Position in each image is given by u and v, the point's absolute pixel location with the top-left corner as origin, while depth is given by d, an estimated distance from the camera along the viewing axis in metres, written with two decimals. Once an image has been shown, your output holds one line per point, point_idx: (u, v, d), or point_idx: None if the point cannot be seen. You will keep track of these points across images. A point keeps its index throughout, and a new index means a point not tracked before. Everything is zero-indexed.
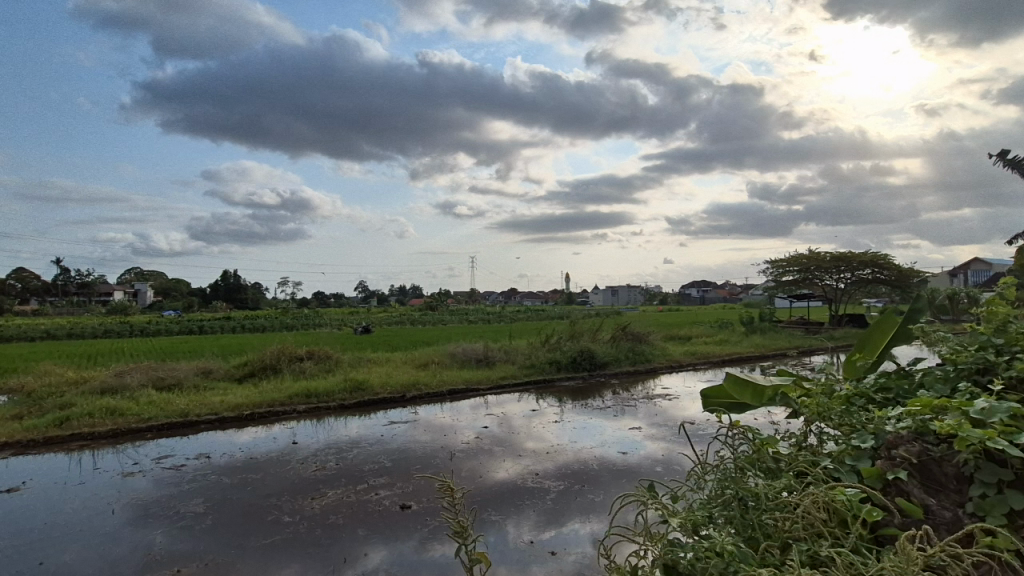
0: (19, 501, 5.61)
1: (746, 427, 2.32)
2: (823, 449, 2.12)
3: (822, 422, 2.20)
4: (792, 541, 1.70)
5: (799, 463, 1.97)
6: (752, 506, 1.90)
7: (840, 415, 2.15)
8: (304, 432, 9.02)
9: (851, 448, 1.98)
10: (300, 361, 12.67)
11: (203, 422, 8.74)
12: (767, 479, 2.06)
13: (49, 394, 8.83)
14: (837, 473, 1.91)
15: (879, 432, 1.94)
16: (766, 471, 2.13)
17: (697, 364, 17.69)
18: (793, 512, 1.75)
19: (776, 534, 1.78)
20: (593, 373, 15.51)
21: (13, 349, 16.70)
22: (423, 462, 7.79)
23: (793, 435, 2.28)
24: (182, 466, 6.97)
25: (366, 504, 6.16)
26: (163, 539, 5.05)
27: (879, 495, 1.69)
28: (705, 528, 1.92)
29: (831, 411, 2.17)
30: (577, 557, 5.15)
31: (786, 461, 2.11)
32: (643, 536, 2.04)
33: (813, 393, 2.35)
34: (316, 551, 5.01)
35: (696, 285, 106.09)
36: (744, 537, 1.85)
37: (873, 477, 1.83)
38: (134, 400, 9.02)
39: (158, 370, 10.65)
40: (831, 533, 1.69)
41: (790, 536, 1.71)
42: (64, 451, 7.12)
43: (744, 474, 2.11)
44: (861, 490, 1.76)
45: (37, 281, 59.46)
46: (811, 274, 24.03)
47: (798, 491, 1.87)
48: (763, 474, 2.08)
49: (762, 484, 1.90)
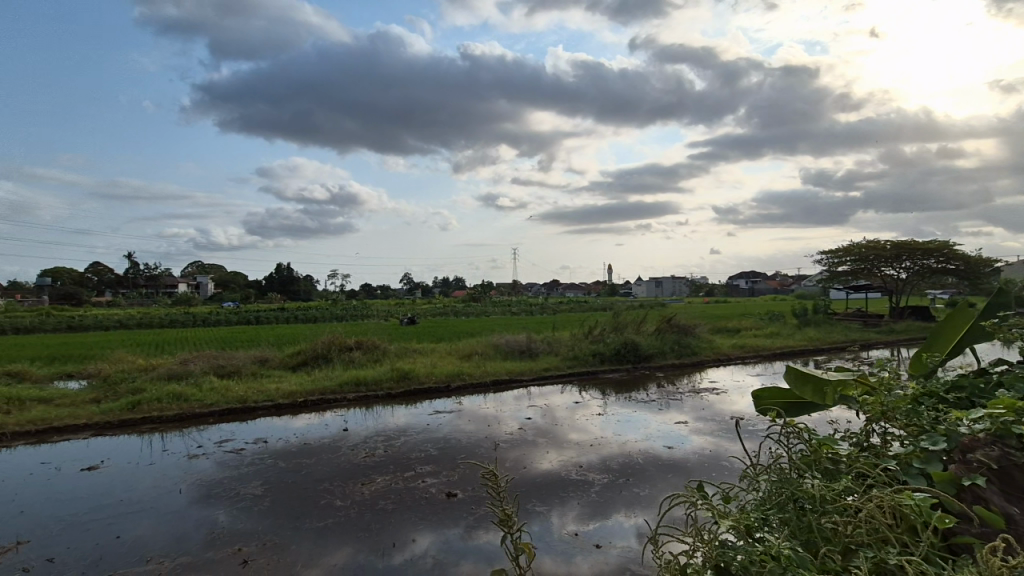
0: (98, 478, 6.04)
1: (803, 426, 2.18)
2: (888, 451, 1.98)
3: (886, 422, 2.05)
4: (855, 547, 1.60)
5: (860, 465, 1.84)
6: (809, 509, 1.80)
7: (906, 415, 2.00)
8: (354, 419, 9.32)
9: (919, 450, 1.83)
10: (350, 351, 13.08)
11: (260, 408, 9.15)
12: (826, 481, 1.94)
13: (122, 379, 9.48)
14: (904, 476, 1.77)
15: (953, 434, 1.79)
16: (825, 473, 2.00)
17: (746, 358, 17.11)
18: (856, 516, 1.65)
19: (836, 538, 1.68)
20: (637, 366, 15.27)
21: (93, 337, 18.06)
22: (468, 451, 7.89)
23: (854, 435, 2.14)
24: (242, 449, 7.33)
25: (413, 491, 6.29)
26: (226, 518, 5.32)
27: (953, 501, 1.56)
28: (760, 530, 1.83)
29: (896, 411, 2.02)
30: (621, 550, 5.08)
31: (847, 463, 1.97)
32: (693, 535, 1.96)
33: (875, 391, 2.20)
34: (367, 534, 5.16)
35: (745, 276, 102.62)
36: (802, 541, 1.74)
37: (944, 481, 1.68)
38: (198, 386, 9.57)
39: (219, 358, 11.23)
40: (899, 541, 1.57)
41: (853, 541, 1.61)
42: (136, 432, 7.63)
43: (800, 475, 2.00)
44: (932, 496, 1.62)
45: (111, 275, 63.88)
46: (870, 264, 22.77)
47: (861, 494, 1.75)
48: (821, 476, 1.96)
49: (820, 486, 1.79)
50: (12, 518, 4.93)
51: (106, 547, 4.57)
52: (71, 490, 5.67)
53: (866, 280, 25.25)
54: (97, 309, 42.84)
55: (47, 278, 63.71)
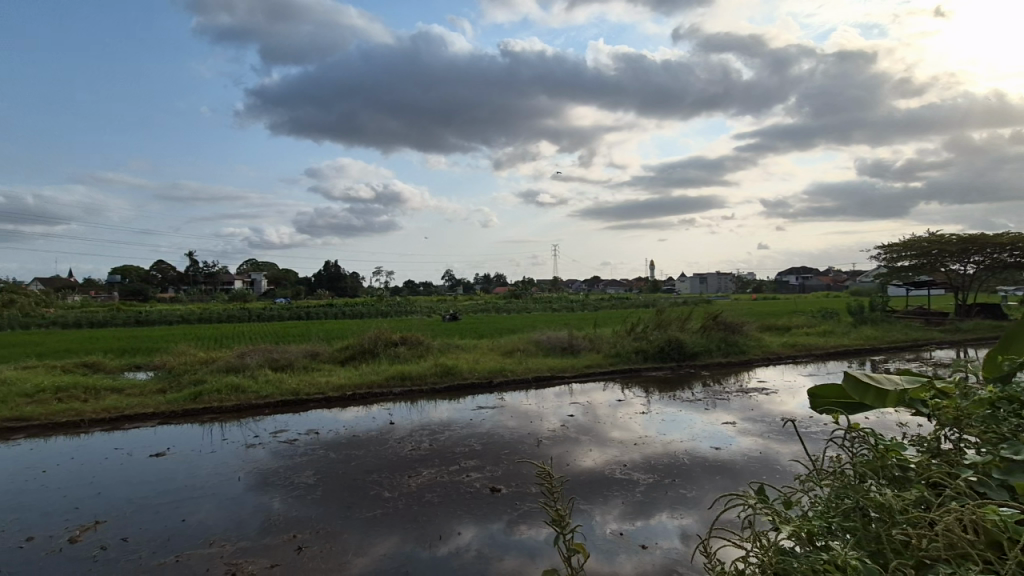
0: (166, 464, 6.41)
1: (867, 430, 2.04)
2: (962, 459, 1.82)
3: (960, 429, 1.88)
4: (928, 561, 1.47)
5: (933, 474, 1.70)
6: (875, 519, 1.68)
7: (982, 421, 1.83)
8: (400, 413, 9.51)
9: (998, 459, 1.67)
10: (395, 346, 13.36)
11: (311, 400, 9.47)
12: (895, 490, 1.79)
13: (186, 371, 10.03)
14: (982, 487, 1.62)
15: None
16: (893, 481, 1.85)
17: (798, 357, 16.41)
18: (930, 528, 1.52)
19: (906, 551, 1.56)
20: (682, 364, 14.90)
21: (159, 331, 19.19)
22: (511, 447, 7.91)
23: (923, 442, 1.98)
24: (295, 440, 7.61)
25: (458, 485, 6.35)
26: (281, 505, 5.54)
27: None
28: (822, 539, 1.72)
29: (971, 416, 1.86)
30: (666, 552, 4.96)
31: (917, 471, 1.83)
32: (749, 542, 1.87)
33: (945, 395, 2.02)
34: (413, 526, 5.25)
35: (795, 272, 98.47)
36: (869, 553, 1.62)
37: None
38: (254, 379, 10.00)
39: (272, 352, 11.70)
40: (980, 557, 1.43)
41: (926, 555, 1.48)
42: (198, 422, 8.04)
43: (865, 482, 1.87)
44: (1018, 510, 1.47)
45: (173, 273, 67.69)
46: (934, 259, 21.40)
47: (934, 505, 1.61)
48: (888, 485, 1.82)
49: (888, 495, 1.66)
50: (90, 498, 5.27)
51: (173, 529, 4.82)
52: (142, 474, 6.02)
53: (930, 276, 23.76)
54: (161, 305, 45.46)
55: (117, 276, 68.15)
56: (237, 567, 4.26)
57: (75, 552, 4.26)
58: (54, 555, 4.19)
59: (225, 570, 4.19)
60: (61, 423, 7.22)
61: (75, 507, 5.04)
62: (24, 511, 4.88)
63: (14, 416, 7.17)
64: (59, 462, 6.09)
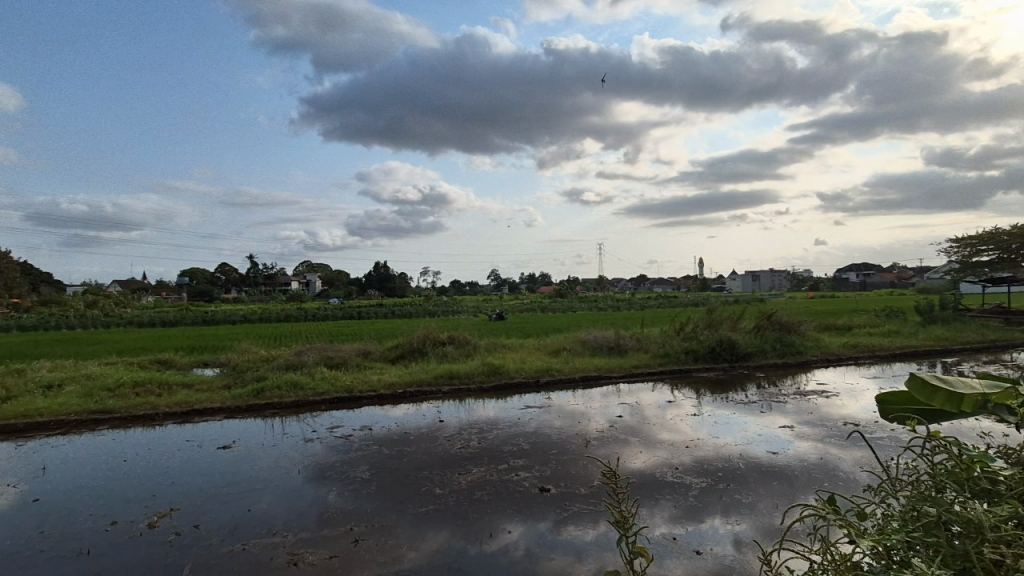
0: (232, 456, 6.76)
1: (947, 439, 1.85)
2: None
3: None
4: None
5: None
6: (960, 535, 1.53)
7: None
8: (449, 411, 9.66)
9: None
10: (443, 345, 13.57)
11: (364, 397, 9.75)
12: (982, 505, 1.64)
13: (249, 368, 10.55)
14: None
15: None
16: (979, 494, 1.69)
17: (860, 358, 15.53)
18: None
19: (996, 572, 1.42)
20: (734, 365, 14.40)
21: (224, 330, 20.26)
22: (559, 447, 7.86)
23: (1015, 454, 1.79)
24: (350, 435, 7.86)
25: (508, 484, 6.36)
26: (337, 498, 5.73)
27: None
28: (900, 554, 1.59)
29: None
30: (719, 558, 4.80)
31: (1009, 485, 1.66)
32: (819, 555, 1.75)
33: None
34: (464, 522, 5.30)
35: (856, 269, 93.26)
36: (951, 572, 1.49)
37: None
38: (311, 375, 10.41)
39: (327, 350, 12.13)
40: None
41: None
42: (260, 416, 8.43)
43: (947, 495, 1.72)
44: None
45: (234, 275, 71.39)
46: (1014, 253, 19.77)
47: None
48: (975, 499, 1.67)
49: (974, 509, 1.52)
50: (165, 486, 5.59)
51: (240, 519, 5.06)
52: (211, 465, 6.36)
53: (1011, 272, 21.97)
54: (225, 305, 48.15)
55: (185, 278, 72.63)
56: (299, 557, 4.42)
57: (153, 536, 4.52)
58: (135, 538, 4.47)
59: (288, 559, 4.36)
60: (139, 415, 7.73)
61: (153, 495, 5.37)
62: (108, 496, 5.24)
63: (98, 408, 7.73)
64: (138, 451, 6.52)
